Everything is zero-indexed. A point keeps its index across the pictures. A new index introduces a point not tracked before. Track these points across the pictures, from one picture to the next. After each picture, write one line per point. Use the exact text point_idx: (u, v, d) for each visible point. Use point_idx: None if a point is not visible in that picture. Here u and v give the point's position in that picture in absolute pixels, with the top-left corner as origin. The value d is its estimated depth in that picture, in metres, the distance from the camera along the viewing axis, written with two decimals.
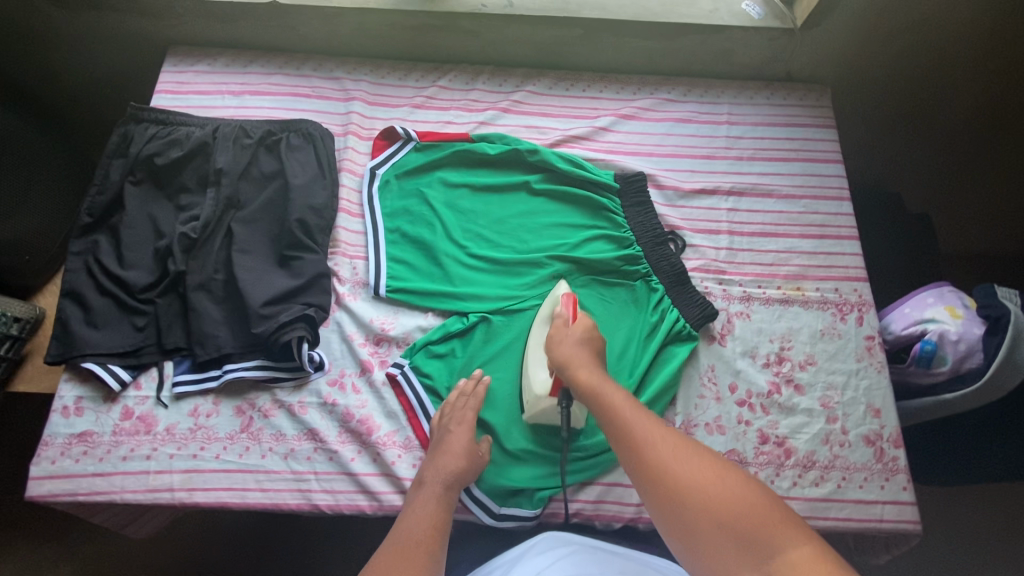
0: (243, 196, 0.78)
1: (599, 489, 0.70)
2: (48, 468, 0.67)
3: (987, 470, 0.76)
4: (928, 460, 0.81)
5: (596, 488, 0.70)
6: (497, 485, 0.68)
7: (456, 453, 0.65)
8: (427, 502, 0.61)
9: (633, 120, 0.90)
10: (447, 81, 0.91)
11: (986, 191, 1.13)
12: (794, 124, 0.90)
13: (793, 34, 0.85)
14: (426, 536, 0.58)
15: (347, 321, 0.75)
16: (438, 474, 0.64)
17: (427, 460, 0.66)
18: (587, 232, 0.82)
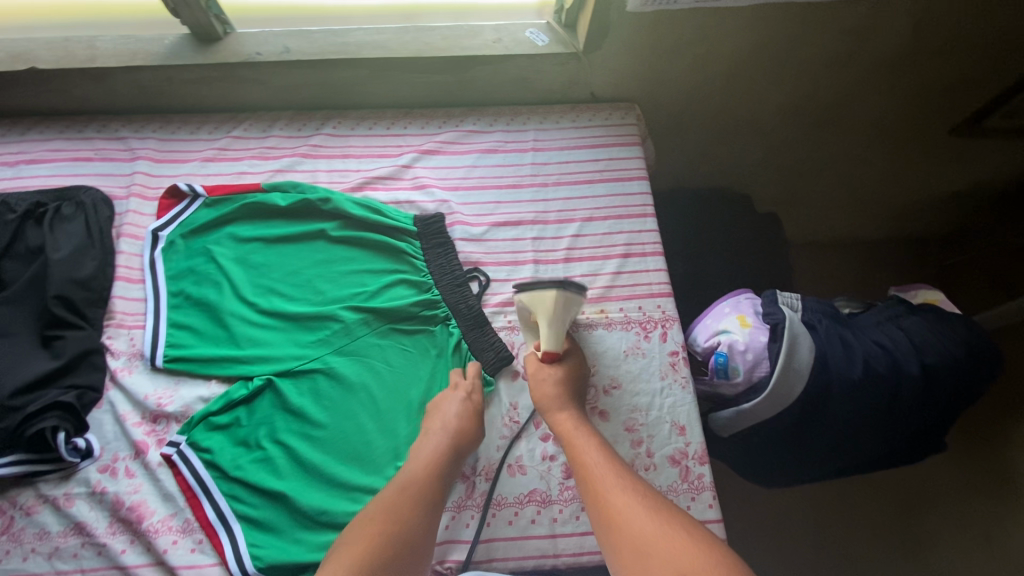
0: (6, 276, 0.74)
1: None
2: None
3: (787, 458, 0.81)
4: (742, 455, 0.84)
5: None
6: (278, 562, 0.63)
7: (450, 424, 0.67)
8: (411, 472, 0.63)
9: (437, 155, 0.88)
10: (242, 131, 0.88)
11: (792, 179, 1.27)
12: (599, 144, 0.90)
13: (580, 58, 0.86)
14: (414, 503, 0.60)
15: (120, 400, 0.71)
16: (426, 455, 0.65)
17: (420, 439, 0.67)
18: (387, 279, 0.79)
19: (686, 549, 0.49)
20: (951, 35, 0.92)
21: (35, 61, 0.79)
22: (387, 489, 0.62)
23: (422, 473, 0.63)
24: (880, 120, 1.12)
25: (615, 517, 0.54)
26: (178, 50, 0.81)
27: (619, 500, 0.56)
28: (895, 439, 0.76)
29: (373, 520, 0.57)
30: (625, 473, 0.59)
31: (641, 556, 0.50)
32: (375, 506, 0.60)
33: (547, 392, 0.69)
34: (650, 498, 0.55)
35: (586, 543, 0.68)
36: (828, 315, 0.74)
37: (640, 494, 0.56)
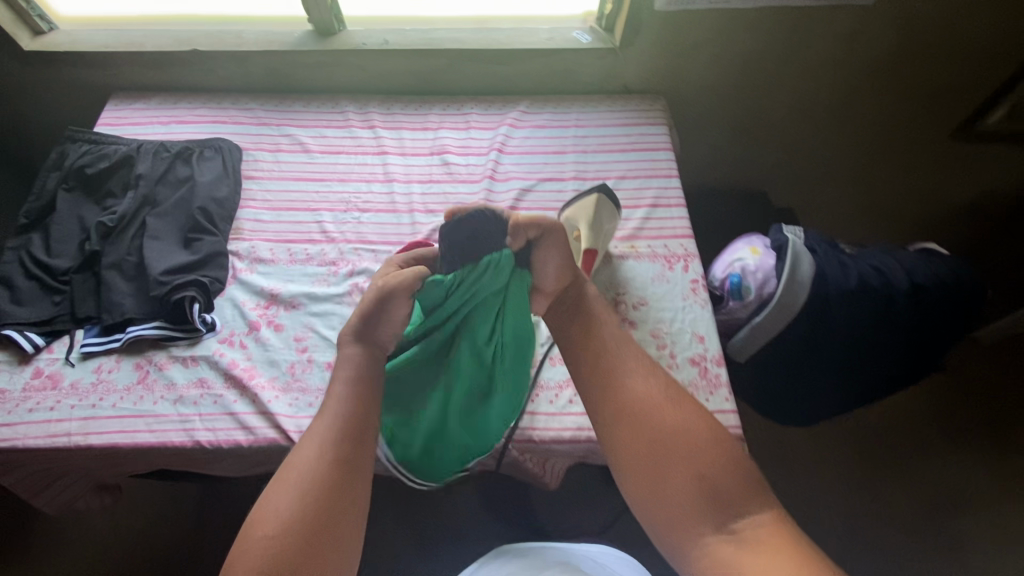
0: (158, 196, 0.93)
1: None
2: None
3: (797, 385, 0.90)
4: (756, 387, 0.93)
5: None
6: None
7: (357, 380, 0.65)
8: (319, 437, 0.60)
9: (497, 128, 1.08)
10: (343, 107, 1.10)
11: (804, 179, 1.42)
12: (632, 124, 1.09)
13: (616, 53, 1.06)
14: (327, 464, 0.58)
15: (240, 291, 0.88)
16: (334, 413, 0.62)
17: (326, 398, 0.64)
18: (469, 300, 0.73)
19: (714, 456, 0.58)
20: (928, 42, 1.09)
21: (198, 46, 1.04)
22: (296, 453, 0.59)
23: (327, 433, 0.60)
24: (881, 124, 1.27)
25: (645, 420, 0.61)
26: (304, 40, 1.05)
27: (647, 398, 0.63)
28: (887, 359, 0.85)
29: (281, 496, 0.56)
30: (651, 371, 0.66)
31: (669, 456, 0.59)
32: (286, 473, 0.58)
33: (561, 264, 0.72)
34: (678, 400, 0.63)
35: None
36: (827, 245, 0.86)
37: (668, 395, 0.63)
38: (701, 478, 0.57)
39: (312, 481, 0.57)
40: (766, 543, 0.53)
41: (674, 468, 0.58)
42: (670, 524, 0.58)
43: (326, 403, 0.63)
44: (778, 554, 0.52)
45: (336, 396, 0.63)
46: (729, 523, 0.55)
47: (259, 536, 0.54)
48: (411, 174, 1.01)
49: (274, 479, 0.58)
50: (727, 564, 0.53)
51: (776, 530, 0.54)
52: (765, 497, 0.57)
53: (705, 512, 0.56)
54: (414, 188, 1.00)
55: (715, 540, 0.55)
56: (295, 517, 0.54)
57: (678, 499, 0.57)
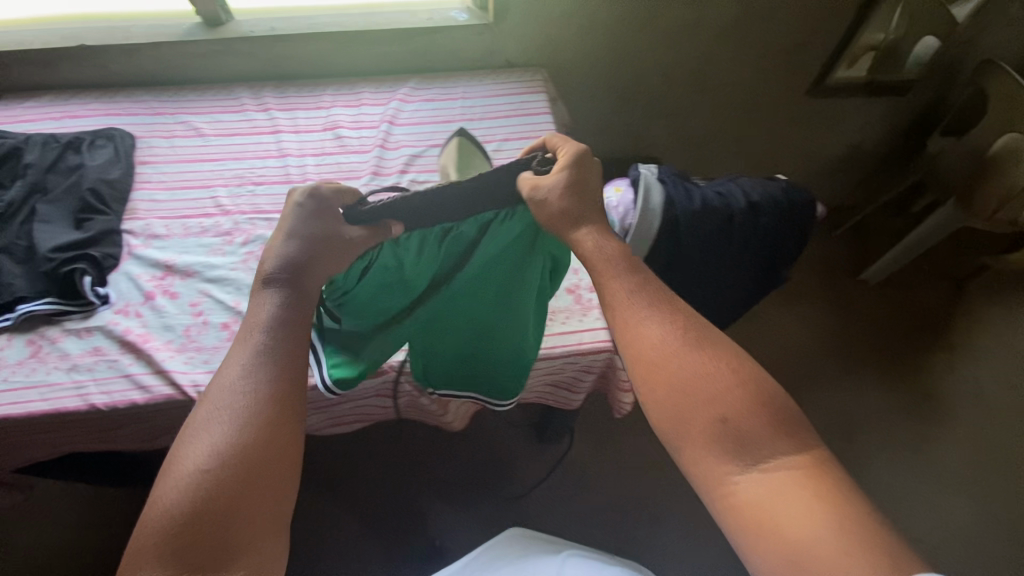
0: (48, 183, 0.95)
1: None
2: None
3: None
4: None
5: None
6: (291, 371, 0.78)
7: (269, 327, 0.57)
8: (234, 391, 0.53)
9: (387, 103, 1.14)
10: (238, 93, 1.15)
11: (690, 142, 1.54)
12: (514, 94, 1.18)
13: (492, 28, 1.15)
14: (245, 420, 0.51)
15: (135, 266, 0.91)
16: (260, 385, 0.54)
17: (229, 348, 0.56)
18: (487, 271, 0.71)
19: (744, 395, 0.51)
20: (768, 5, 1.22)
21: (86, 41, 1.07)
22: (202, 411, 0.52)
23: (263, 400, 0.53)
24: (747, 85, 1.41)
25: (662, 360, 0.54)
26: (193, 31, 1.10)
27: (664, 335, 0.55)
28: (741, 268, 0.95)
29: (193, 459, 0.48)
30: (670, 306, 0.58)
31: (688, 397, 0.52)
32: (196, 433, 0.50)
33: (558, 215, 0.62)
34: (702, 336, 0.55)
35: None
36: (680, 178, 0.95)
37: (688, 329, 0.56)
38: (728, 421, 0.50)
39: (228, 440, 0.50)
40: (799, 487, 0.47)
41: (692, 411, 0.51)
42: (692, 473, 0.51)
43: (233, 353, 0.55)
44: (810, 498, 0.46)
45: (246, 343, 0.56)
46: (759, 464, 0.49)
47: (169, 506, 0.46)
48: (305, 149, 1.06)
49: (180, 443, 0.50)
50: (755, 513, 0.47)
51: (811, 473, 0.48)
52: (802, 437, 0.50)
53: (730, 450, 0.49)
54: (308, 160, 1.05)
55: (745, 488, 0.48)
56: (211, 481, 0.47)
57: (699, 445, 0.50)
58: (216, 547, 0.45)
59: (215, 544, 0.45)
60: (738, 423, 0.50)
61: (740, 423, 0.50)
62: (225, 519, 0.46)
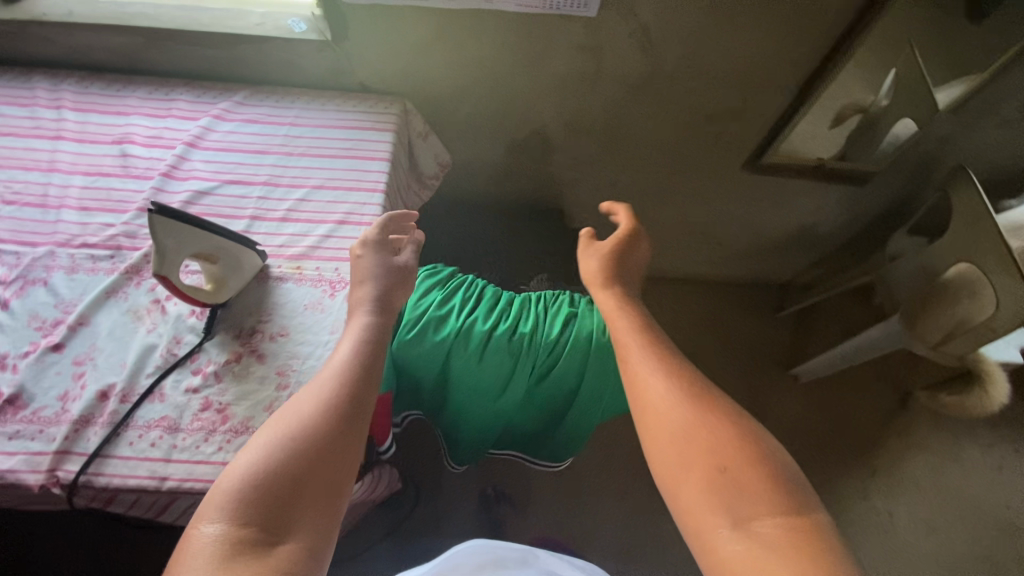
0: None
1: (15, 459, 0.69)
2: None
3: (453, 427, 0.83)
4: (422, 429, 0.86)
5: (14, 458, 0.69)
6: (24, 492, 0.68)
7: (361, 342, 0.64)
8: (316, 398, 0.56)
9: (199, 118, 0.97)
10: (36, 82, 0.99)
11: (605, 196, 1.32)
12: (355, 127, 0.99)
13: (331, 46, 0.95)
14: (325, 426, 0.53)
15: None
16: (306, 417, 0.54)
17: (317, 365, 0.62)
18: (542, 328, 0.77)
19: (742, 451, 0.50)
20: (684, 56, 0.96)
21: None
22: (282, 415, 0.54)
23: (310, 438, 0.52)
24: (668, 147, 1.17)
25: (667, 401, 0.56)
26: None
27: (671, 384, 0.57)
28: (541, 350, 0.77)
29: (253, 460, 0.49)
30: (674, 367, 0.60)
31: (689, 444, 0.52)
32: (260, 436, 0.52)
33: (592, 274, 0.77)
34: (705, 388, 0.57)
35: (195, 470, 0.70)
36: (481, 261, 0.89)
37: (687, 379, 0.58)
38: (721, 466, 0.50)
39: (295, 442, 0.51)
40: (791, 550, 0.44)
41: (692, 455, 0.51)
42: (686, 520, 0.49)
43: (329, 364, 0.60)
44: (803, 559, 0.43)
45: (341, 357, 0.61)
46: (751, 520, 0.46)
47: (227, 497, 0.47)
48: (79, 164, 0.91)
49: (252, 440, 0.52)
50: (737, 564, 0.44)
51: (806, 536, 0.45)
52: (799, 499, 0.48)
53: (721, 503, 0.48)
54: (75, 181, 0.89)
55: (728, 538, 0.46)
56: (280, 477, 0.49)
57: (692, 489, 0.49)
58: (265, 547, 0.45)
59: (265, 542, 0.45)
60: (737, 478, 0.49)
61: (740, 479, 0.48)
62: (286, 514, 0.47)
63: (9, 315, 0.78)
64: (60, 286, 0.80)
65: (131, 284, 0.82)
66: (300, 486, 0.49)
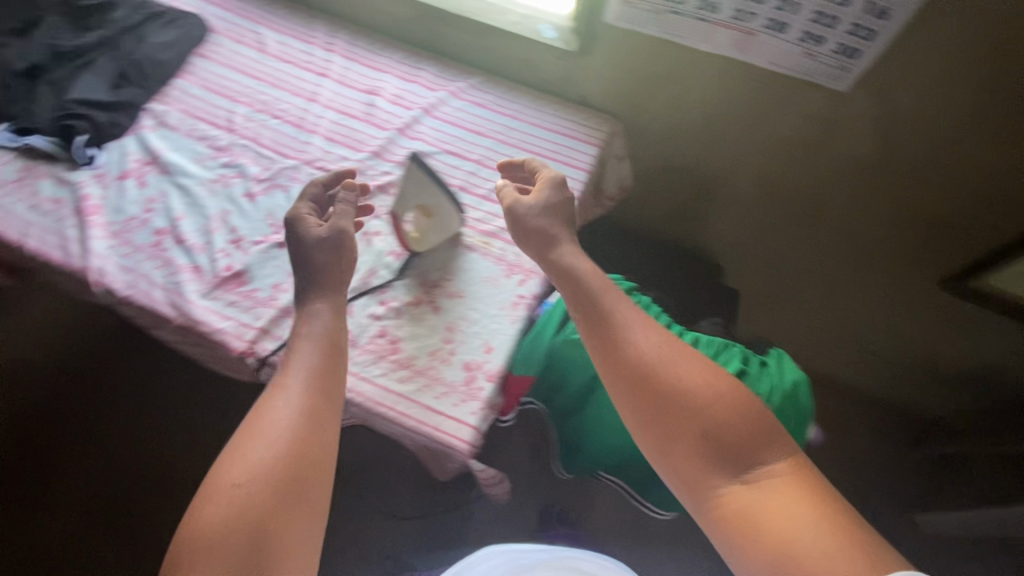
0: (117, 42, 1.04)
1: (228, 323, 0.81)
2: None
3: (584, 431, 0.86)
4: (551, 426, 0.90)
5: (229, 322, 0.81)
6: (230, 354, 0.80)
7: (309, 379, 0.67)
8: (267, 448, 0.61)
9: (438, 90, 1.08)
10: (320, 25, 1.15)
11: (771, 266, 1.29)
12: (566, 135, 1.05)
13: (574, 57, 1.03)
14: (285, 472, 0.59)
15: (134, 144, 0.96)
16: (266, 451, 0.60)
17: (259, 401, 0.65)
18: None
19: (724, 419, 0.61)
20: (919, 152, 0.93)
21: None
22: (237, 464, 0.59)
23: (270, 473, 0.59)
24: (858, 238, 1.13)
25: (650, 388, 0.64)
26: None
27: (646, 359, 0.66)
28: None
29: (222, 511, 0.56)
30: (652, 333, 0.69)
31: (676, 416, 0.62)
32: (228, 480, 0.58)
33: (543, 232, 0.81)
34: (676, 350, 0.67)
35: (359, 385, 0.79)
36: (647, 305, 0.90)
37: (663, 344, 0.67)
38: (709, 431, 0.60)
39: (261, 485, 0.58)
40: (774, 484, 0.58)
41: (684, 424, 0.62)
42: (688, 479, 0.62)
43: (277, 409, 0.64)
44: (784, 494, 0.57)
45: (286, 399, 0.65)
46: (743, 470, 0.59)
47: (212, 549, 0.54)
48: (335, 102, 1.05)
49: (216, 491, 0.58)
50: (739, 505, 0.58)
51: (780, 474, 0.59)
52: (771, 438, 0.61)
53: (715, 463, 0.60)
54: (329, 114, 1.03)
55: (726, 484, 0.60)
56: (250, 527, 0.55)
57: (689, 454, 0.61)
58: None
59: None
60: (726, 438, 0.60)
61: (728, 439, 0.60)
62: (266, 559, 0.55)
63: (253, 206, 0.92)
64: (297, 196, 0.94)
65: None
66: (270, 520, 0.57)
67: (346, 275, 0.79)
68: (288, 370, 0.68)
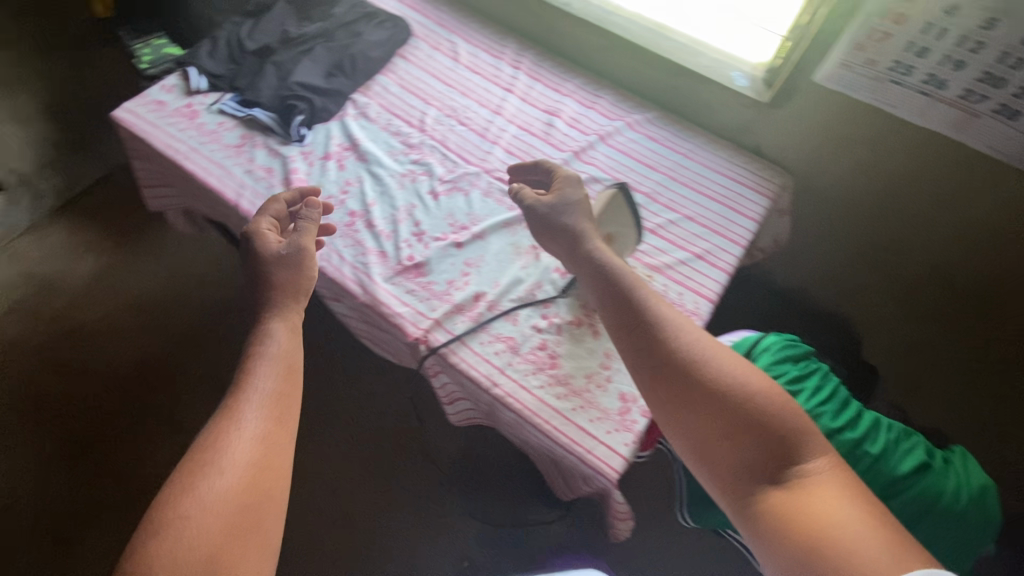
0: (334, 35, 1.14)
1: (406, 308, 0.87)
2: (139, 110, 1.04)
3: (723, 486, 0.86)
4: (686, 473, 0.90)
5: (406, 308, 0.87)
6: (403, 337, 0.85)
7: (263, 405, 0.64)
8: (219, 480, 0.56)
9: (613, 119, 1.11)
10: (508, 42, 1.22)
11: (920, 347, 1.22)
12: (736, 181, 1.05)
13: (762, 108, 1.03)
14: (243, 500, 0.56)
15: (337, 129, 1.06)
16: (224, 483, 0.56)
17: (210, 425, 0.61)
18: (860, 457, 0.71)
19: (755, 414, 0.62)
20: None
21: None
22: (186, 497, 0.54)
23: (227, 504, 0.55)
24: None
25: (676, 387, 0.66)
26: None
27: (683, 353, 0.68)
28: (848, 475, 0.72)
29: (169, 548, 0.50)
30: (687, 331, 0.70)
31: (718, 410, 0.64)
32: (176, 514, 0.53)
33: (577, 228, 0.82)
34: (704, 345, 0.68)
35: (518, 392, 0.80)
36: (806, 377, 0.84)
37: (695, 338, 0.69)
38: (742, 431, 0.62)
39: (214, 518, 0.53)
40: (811, 486, 0.58)
41: (718, 414, 0.63)
42: (728, 478, 0.62)
43: (233, 435, 0.60)
44: (834, 493, 0.58)
45: (243, 425, 0.61)
46: (788, 469, 0.60)
47: None
48: (517, 116, 1.10)
49: (164, 525, 0.52)
50: (785, 503, 0.58)
51: (829, 475, 0.59)
52: (812, 438, 0.62)
53: (756, 461, 0.61)
54: (510, 128, 1.09)
55: (763, 489, 0.60)
56: (200, 564, 0.50)
57: (730, 451, 0.62)
58: None
59: None
60: (767, 433, 0.61)
61: (767, 433, 0.61)
62: None
63: (436, 204, 0.99)
64: (476, 201, 0.99)
65: (523, 224, 0.97)
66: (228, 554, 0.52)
67: (307, 286, 0.78)
68: (243, 395, 0.64)
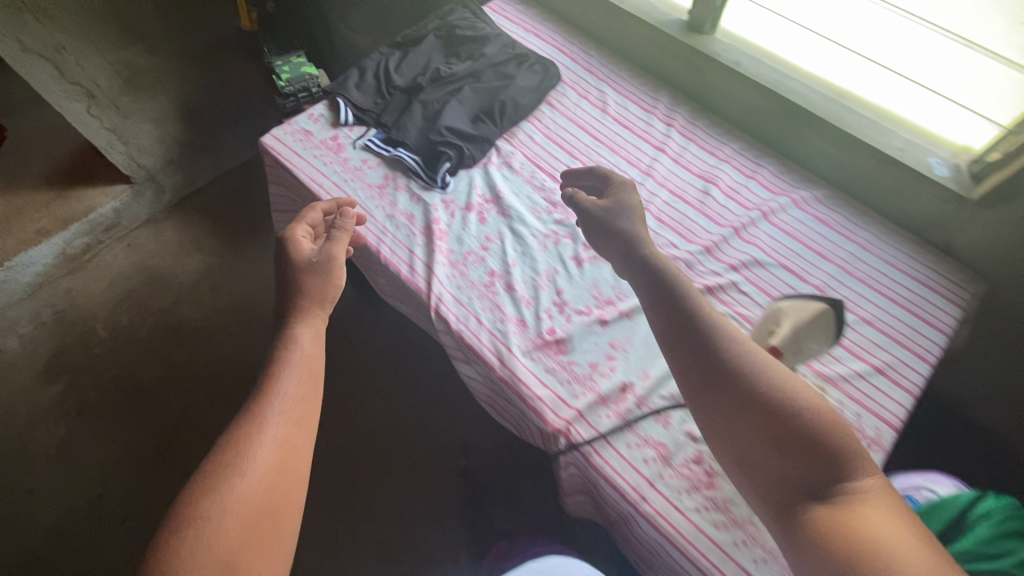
0: (483, 75, 1.10)
1: (547, 392, 0.79)
2: (286, 139, 1.02)
3: None
4: None
5: (547, 391, 0.79)
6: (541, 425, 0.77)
7: (286, 409, 0.62)
8: (233, 483, 0.54)
9: (777, 194, 1.01)
10: (661, 95, 1.14)
11: None
12: (921, 281, 0.92)
13: (965, 205, 0.90)
14: (255, 508, 0.53)
15: (480, 178, 1.01)
16: (241, 487, 0.54)
17: (233, 426, 0.59)
18: None
19: (811, 428, 0.54)
20: None
21: None
22: (205, 498, 0.52)
23: (242, 506, 0.53)
24: None
25: (718, 386, 0.59)
26: (673, 24, 1.09)
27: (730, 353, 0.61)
28: None
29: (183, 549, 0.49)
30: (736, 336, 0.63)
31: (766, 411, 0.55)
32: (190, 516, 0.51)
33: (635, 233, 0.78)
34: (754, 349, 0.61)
35: (670, 512, 0.70)
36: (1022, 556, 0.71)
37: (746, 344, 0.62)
38: (791, 442, 0.53)
39: (225, 519, 0.51)
40: (864, 505, 0.49)
41: (765, 422, 0.55)
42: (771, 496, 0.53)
43: (253, 437, 0.58)
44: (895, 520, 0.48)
45: (263, 429, 0.59)
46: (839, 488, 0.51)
47: None
48: (670, 180, 1.02)
49: (181, 526, 0.50)
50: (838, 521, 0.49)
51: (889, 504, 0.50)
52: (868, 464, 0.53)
53: (804, 475, 0.52)
54: (663, 193, 1.00)
55: (807, 503, 0.51)
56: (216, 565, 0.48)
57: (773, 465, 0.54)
58: None
59: None
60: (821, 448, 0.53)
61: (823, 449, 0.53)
62: None
63: (580, 272, 0.91)
64: None
65: None
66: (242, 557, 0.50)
67: (332, 294, 0.76)
68: (265, 399, 0.62)
